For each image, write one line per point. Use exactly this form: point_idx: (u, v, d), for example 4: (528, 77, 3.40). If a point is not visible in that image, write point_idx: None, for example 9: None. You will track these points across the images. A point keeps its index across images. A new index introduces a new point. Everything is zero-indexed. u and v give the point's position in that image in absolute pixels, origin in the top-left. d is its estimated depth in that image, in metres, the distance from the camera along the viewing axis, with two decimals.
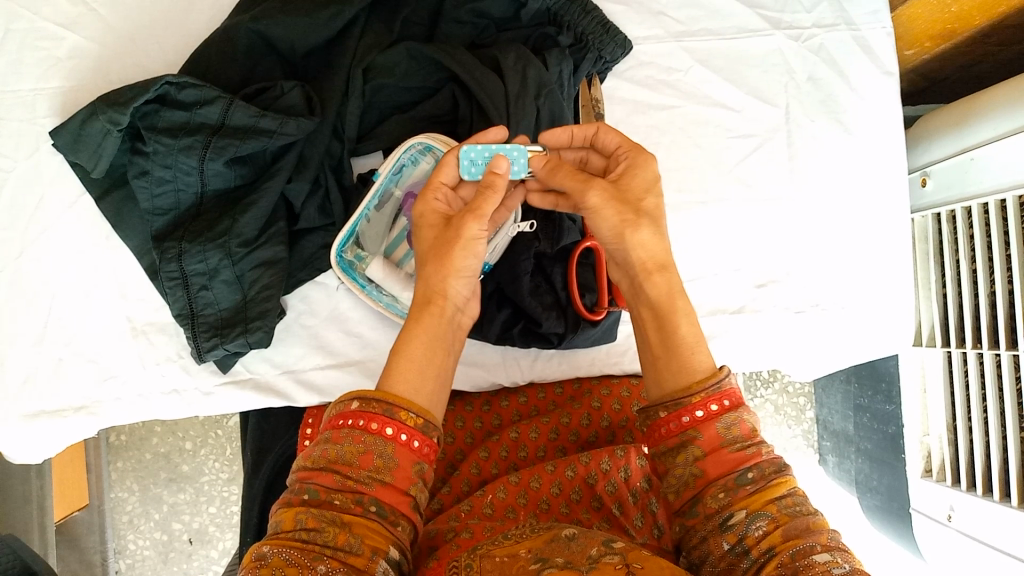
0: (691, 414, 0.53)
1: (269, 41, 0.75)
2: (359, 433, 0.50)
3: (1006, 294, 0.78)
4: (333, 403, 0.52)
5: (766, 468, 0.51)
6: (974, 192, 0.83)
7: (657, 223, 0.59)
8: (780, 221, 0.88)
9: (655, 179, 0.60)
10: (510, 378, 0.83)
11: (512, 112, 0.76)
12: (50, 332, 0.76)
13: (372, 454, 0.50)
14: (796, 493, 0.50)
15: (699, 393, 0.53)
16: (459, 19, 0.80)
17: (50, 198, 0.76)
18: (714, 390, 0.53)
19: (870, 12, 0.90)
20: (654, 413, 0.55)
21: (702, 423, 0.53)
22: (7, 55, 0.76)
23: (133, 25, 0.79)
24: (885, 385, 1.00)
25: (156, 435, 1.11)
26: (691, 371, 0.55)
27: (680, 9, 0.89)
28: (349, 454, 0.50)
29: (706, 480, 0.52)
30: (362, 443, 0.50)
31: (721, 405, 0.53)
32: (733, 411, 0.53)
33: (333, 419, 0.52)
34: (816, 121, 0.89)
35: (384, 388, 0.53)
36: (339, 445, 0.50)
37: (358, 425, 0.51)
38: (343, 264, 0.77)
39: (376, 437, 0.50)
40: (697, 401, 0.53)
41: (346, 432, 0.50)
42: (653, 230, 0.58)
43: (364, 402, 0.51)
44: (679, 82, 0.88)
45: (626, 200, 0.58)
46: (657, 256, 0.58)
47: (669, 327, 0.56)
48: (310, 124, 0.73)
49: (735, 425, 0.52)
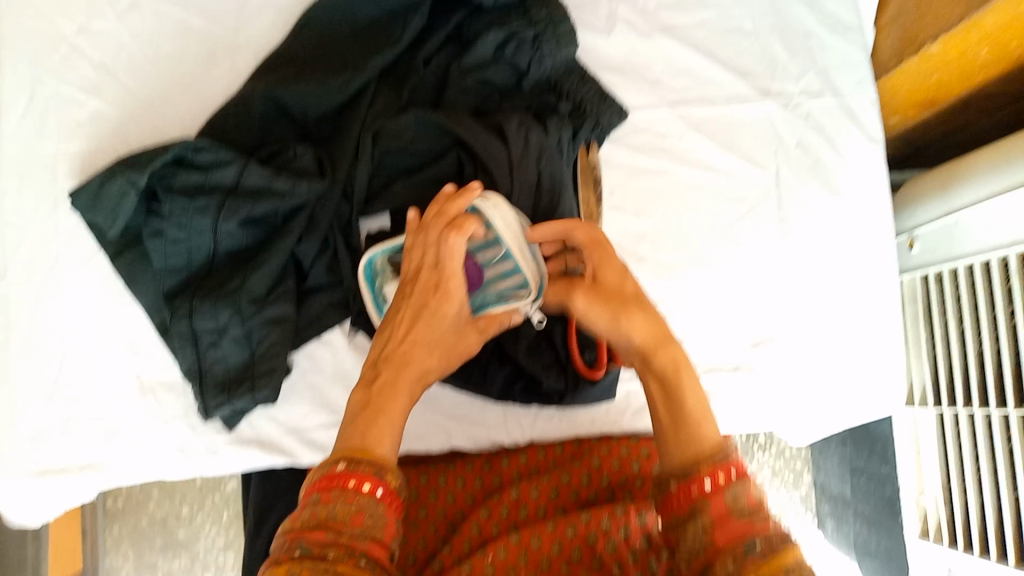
0: (699, 486, 0.54)
1: (283, 107, 0.80)
2: (351, 495, 0.52)
3: (993, 353, 0.81)
4: (318, 466, 0.54)
5: (775, 538, 0.50)
6: (958, 254, 0.87)
7: (643, 304, 0.61)
8: (774, 281, 0.91)
9: (624, 270, 0.63)
10: (510, 437, 0.85)
11: (516, 174, 0.79)
12: (61, 388, 0.77)
13: (363, 514, 0.52)
14: (804, 564, 0.48)
15: (707, 464, 0.54)
16: (464, 87, 0.85)
17: (65, 256, 0.78)
18: (721, 459, 0.55)
19: (856, 82, 0.95)
20: (668, 484, 0.56)
21: (710, 494, 0.53)
22: (30, 120, 0.81)
23: (153, 92, 0.83)
24: (880, 448, 1.08)
25: (152, 500, 1.11)
26: (703, 442, 0.56)
27: (674, 78, 0.93)
28: (340, 514, 0.51)
29: (714, 550, 0.51)
30: (354, 503, 0.52)
31: (727, 476, 0.54)
32: (737, 482, 0.54)
33: (319, 482, 0.53)
34: (806, 186, 0.92)
35: (366, 449, 0.55)
36: (330, 506, 0.51)
37: (346, 486, 0.52)
38: (369, 270, 0.74)
39: (367, 498, 0.52)
40: (704, 472, 0.54)
41: (338, 493, 0.52)
42: (642, 311, 0.60)
43: (351, 464, 0.54)
44: (674, 147, 0.92)
45: (609, 295, 0.62)
46: (650, 335, 0.60)
47: (674, 403, 0.58)
48: (320, 187, 0.76)
49: (741, 495, 0.53)
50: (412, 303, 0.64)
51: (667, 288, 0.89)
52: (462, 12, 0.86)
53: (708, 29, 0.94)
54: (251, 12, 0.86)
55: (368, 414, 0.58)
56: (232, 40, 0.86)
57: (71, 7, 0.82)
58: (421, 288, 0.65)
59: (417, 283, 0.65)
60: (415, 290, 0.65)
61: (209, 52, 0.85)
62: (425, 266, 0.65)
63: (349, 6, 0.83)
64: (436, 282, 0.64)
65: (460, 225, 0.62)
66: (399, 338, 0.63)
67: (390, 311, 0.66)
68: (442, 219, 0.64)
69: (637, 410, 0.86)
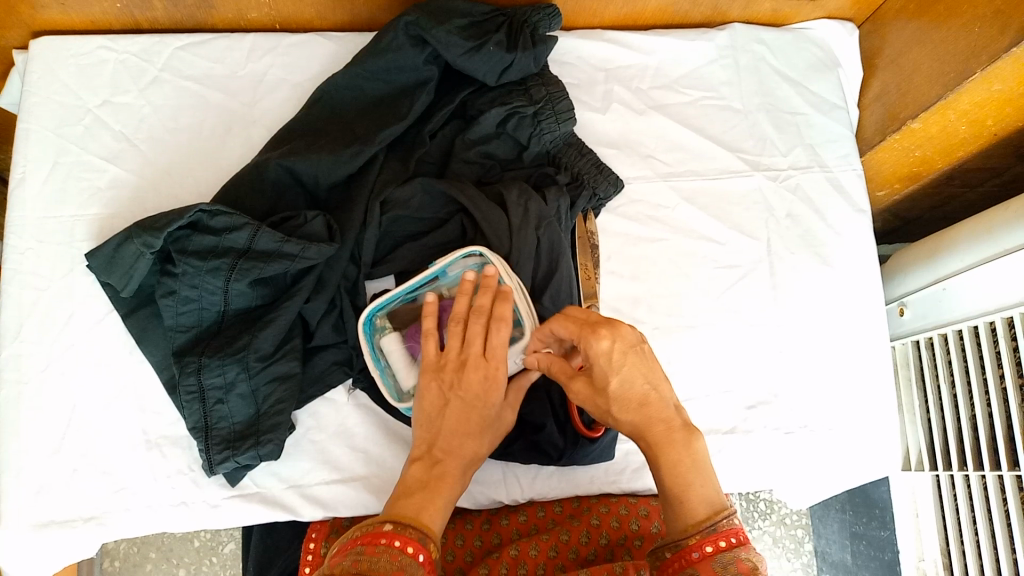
0: (689, 555, 0.57)
1: (296, 176, 0.84)
2: (395, 552, 0.54)
3: (985, 415, 0.83)
4: (362, 524, 0.56)
5: None
6: (947, 320, 0.89)
7: (629, 399, 0.62)
8: (768, 346, 0.93)
9: (608, 365, 0.62)
10: (510, 496, 0.84)
11: (515, 239, 0.82)
12: (68, 443, 0.79)
13: (404, 570, 0.53)
14: None
15: (696, 534, 0.58)
16: (468, 159, 0.89)
17: (80, 314, 0.81)
18: (710, 531, 0.57)
19: (842, 157, 0.99)
20: (663, 553, 0.60)
21: (698, 562, 0.56)
22: (52, 185, 0.85)
23: (171, 161, 0.88)
24: (878, 511, 1.18)
25: (150, 561, 1.14)
26: (692, 514, 0.59)
27: (667, 153, 0.98)
28: (383, 566, 0.53)
29: None
30: (397, 560, 0.54)
31: (717, 545, 0.56)
32: (729, 551, 0.56)
33: (362, 538, 0.56)
34: (797, 254, 0.96)
35: (412, 518, 0.59)
36: (374, 557, 0.53)
37: (390, 545, 0.55)
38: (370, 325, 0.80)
39: (408, 559, 0.55)
40: (694, 542, 0.57)
41: (383, 549, 0.54)
42: (623, 408, 0.62)
43: (396, 526, 0.57)
44: (667, 217, 0.96)
45: (597, 390, 0.64)
46: (637, 426, 0.62)
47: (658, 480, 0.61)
48: (329, 249, 0.78)
49: (730, 564, 0.55)
50: (464, 393, 0.66)
51: (663, 352, 0.91)
52: (467, 91, 0.90)
53: (699, 108, 1.00)
54: (267, 89, 0.91)
55: (423, 494, 0.62)
56: (247, 114, 0.91)
57: (98, 83, 0.88)
58: (473, 377, 0.66)
59: (464, 374, 0.67)
60: (466, 381, 0.66)
61: (225, 125, 0.90)
62: (472, 356, 0.67)
63: (360, 84, 0.88)
64: (486, 373, 0.67)
65: (504, 318, 0.67)
66: (450, 428, 0.66)
67: (428, 399, 0.67)
68: (482, 315, 0.68)
69: (637, 469, 0.86)
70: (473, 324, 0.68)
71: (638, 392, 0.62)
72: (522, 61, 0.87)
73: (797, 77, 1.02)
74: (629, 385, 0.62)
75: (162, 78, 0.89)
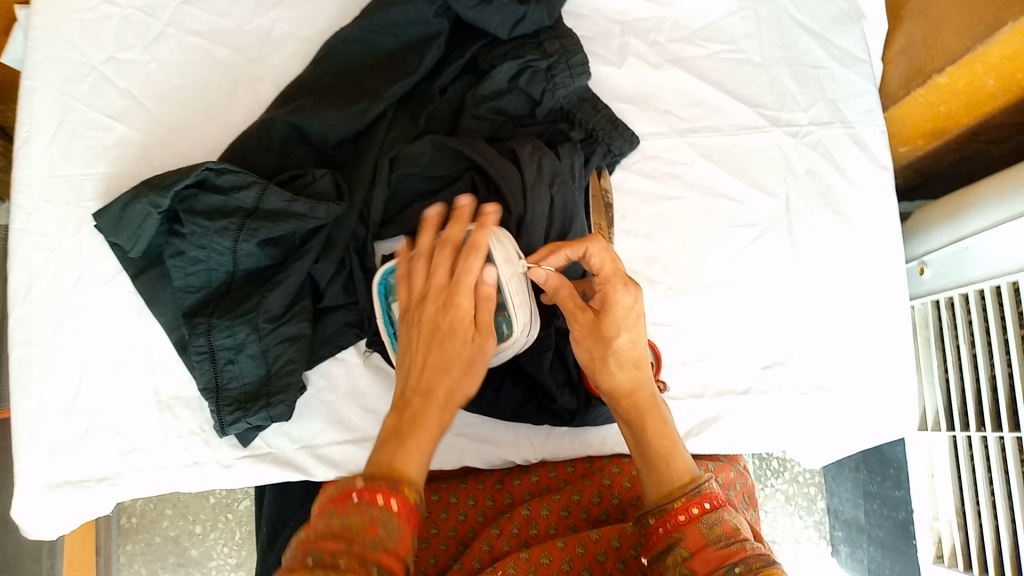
0: (676, 518, 0.58)
1: (303, 133, 0.83)
2: (365, 506, 0.51)
3: (1005, 377, 0.81)
4: (333, 480, 0.53)
5: (753, 562, 0.54)
6: (969, 279, 0.87)
7: (628, 358, 0.64)
8: (785, 305, 0.91)
9: (628, 316, 0.63)
10: (522, 456, 0.84)
11: (529, 198, 0.79)
12: (81, 403, 0.79)
13: (377, 525, 0.50)
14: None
15: (681, 498, 0.59)
16: (479, 115, 0.87)
17: (89, 274, 0.81)
18: (694, 494, 0.59)
19: (864, 112, 0.96)
20: (647, 520, 0.60)
21: (686, 524, 0.57)
22: (58, 145, 0.84)
23: (178, 118, 0.86)
24: (892, 471, 1.12)
25: (166, 518, 1.16)
26: (675, 479, 0.61)
27: (684, 108, 0.95)
28: (354, 524, 0.50)
29: None
30: (369, 514, 0.50)
31: (701, 507, 0.58)
32: (714, 512, 0.58)
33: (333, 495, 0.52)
34: (815, 212, 0.93)
35: (389, 462, 0.54)
36: (343, 516, 0.50)
37: (362, 498, 0.51)
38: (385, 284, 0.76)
39: (381, 510, 0.51)
40: (680, 505, 0.58)
41: (352, 504, 0.51)
42: (617, 365, 0.64)
43: (368, 477, 0.53)
44: (684, 174, 0.94)
45: (601, 337, 0.64)
46: (625, 386, 0.64)
47: (642, 441, 0.63)
48: (338, 208, 0.77)
49: (716, 524, 0.57)
50: (425, 326, 0.62)
51: (677, 313, 0.90)
52: (478, 45, 0.88)
53: (717, 61, 0.97)
54: (274, 43, 0.89)
55: (398, 438, 0.57)
56: (254, 69, 0.89)
57: (102, 39, 0.86)
58: (429, 309, 0.62)
59: (424, 304, 0.63)
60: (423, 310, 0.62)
61: (232, 81, 0.88)
62: (432, 287, 0.63)
63: (369, 39, 0.86)
64: (445, 300, 0.62)
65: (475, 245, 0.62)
66: (420, 369, 0.60)
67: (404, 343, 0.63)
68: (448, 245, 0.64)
69: None
70: (438, 253, 0.64)
71: (640, 354, 0.65)
72: (535, 15, 0.85)
73: (820, 29, 0.98)
74: (633, 343, 0.64)
75: (166, 33, 0.88)
